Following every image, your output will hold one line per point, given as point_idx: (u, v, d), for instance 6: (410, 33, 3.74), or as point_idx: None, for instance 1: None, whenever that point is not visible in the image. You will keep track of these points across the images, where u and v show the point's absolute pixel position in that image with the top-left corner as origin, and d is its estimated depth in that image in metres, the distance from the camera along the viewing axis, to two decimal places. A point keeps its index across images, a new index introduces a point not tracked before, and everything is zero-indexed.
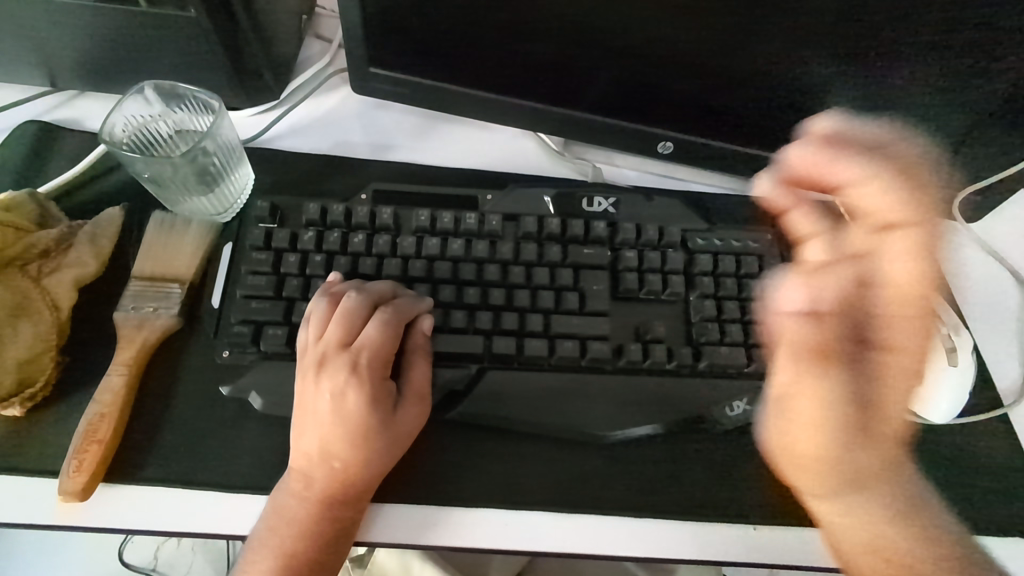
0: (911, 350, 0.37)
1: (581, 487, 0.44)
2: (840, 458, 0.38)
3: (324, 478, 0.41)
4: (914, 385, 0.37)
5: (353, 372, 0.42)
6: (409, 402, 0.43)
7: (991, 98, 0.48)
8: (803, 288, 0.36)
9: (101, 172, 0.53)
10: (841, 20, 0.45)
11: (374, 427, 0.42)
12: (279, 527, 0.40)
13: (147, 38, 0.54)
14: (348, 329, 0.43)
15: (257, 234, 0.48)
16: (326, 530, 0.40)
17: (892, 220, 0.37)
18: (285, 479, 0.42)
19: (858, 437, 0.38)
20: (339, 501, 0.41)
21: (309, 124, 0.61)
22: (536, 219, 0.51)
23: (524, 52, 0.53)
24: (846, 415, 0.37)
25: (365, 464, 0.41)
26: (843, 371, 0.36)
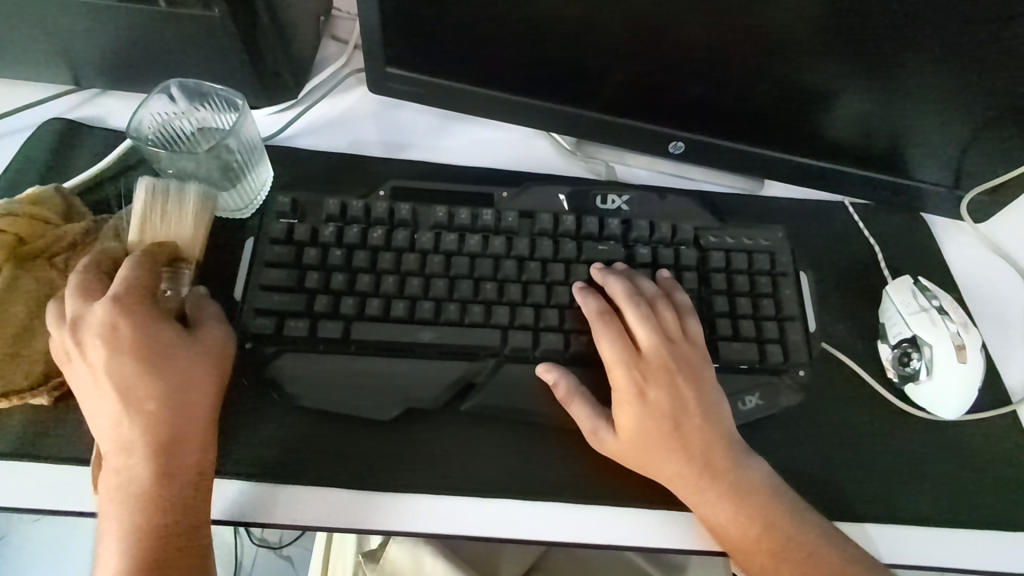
0: (677, 412, 0.45)
1: (595, 477, 0.45)
2: (725, 507, 0.42)
3: (144, 427, 0.39)
4: (694, 435, 0.44)
5: (132, 311, 0.41)
6: (207, 325, 0.44)
7: (998, 98, 0.49)
8: (567, 391, 0.45)
9: (125, 168, 0.55)
10: (851, 20, 0.46)
11: (168, 355, 0.41)
12: (120, 499, 0.38)
13: (170, 38, 0.55)
14: (90, 294, 0.42)
15: (279, 229, 0.49)
16: (176, 485, 0.39)
17: (588, 316, 0.47)
18: (110, 454, 0.40)
19: (729, 483, 0.43)
20: (176, 443, 0.40)
21: (326, 123, 0.62)
22: (551, 216, 0.52)
23: (539, 52, 0.54)
24: (697, 463, 0.43)
25: (175, 397, 0.40)
26: (639, 435, 0.44)
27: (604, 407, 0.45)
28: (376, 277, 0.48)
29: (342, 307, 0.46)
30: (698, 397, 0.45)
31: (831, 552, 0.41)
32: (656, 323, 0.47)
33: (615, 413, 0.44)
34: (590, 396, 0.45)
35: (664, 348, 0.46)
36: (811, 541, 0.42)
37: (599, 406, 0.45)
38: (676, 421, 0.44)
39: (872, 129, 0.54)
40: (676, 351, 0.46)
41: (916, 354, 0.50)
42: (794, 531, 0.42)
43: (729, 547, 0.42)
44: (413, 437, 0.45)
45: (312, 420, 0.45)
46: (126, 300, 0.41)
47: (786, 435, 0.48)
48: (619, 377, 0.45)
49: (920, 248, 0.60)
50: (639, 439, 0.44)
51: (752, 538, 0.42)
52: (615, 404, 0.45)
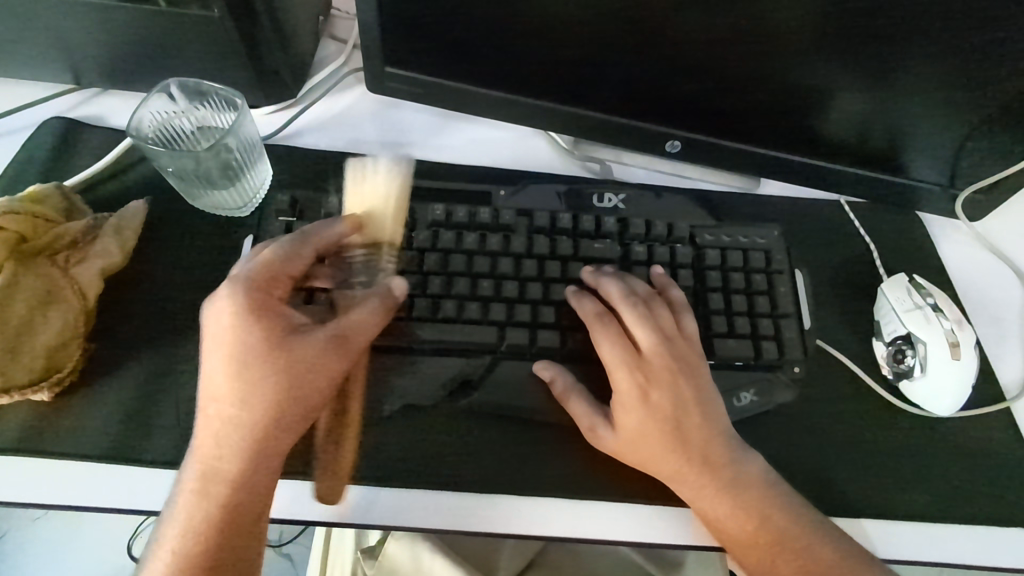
0: (676, 411, 0.45)
1: (591, 472, 0.45)
2: (727, 502, 0.43)
3: (218, 431, 0.40)
4: (692, 434, 0.44)
5: (246, 305, 0.41)
6: (310, 338, 0.42)
7: (992, 97, 0.49)
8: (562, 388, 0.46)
9: (125, 166, 0.55)
10: (846, 20, 0.46)
11: (266, 359, 0.40)
12: (201, 503, 0.39)
13: (170, 37, 0.55)
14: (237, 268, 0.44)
15: (277, 227, 0.49)
16: (224, 502, 0.39)
17: (587, 319, 0.47)
18: (205, 454, 0.40)
19: (731, 480, 0.43)
20: (241, 457, 0.40)
21: (325, 122, 0.62)
22: (548, 214, 0.52)
23: (537, 51, 0.54)
24: (697, 460, 0.44)
25: (246, 406, 0.40)
26: (638, 434, 0.44)
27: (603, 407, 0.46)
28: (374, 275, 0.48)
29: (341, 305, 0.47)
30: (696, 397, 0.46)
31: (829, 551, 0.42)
32: (653, 323, 0.47)
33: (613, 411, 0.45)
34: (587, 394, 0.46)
35: (663, 347, 0.46)
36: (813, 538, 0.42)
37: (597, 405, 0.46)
38: (676, 420, 0.45)
39: (868, 128, 0.54)
40: (674, 349, 0.47)
41: (910, 351, 0.50)
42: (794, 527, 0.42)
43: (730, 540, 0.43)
44: (410, 433, 0.46)
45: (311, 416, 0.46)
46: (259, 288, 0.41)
47: (781, 432, 0.48)
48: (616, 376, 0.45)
49: (916, 246, 0.60)
50: (639, 437, 0.44)
51: (753, 533, 0.42)
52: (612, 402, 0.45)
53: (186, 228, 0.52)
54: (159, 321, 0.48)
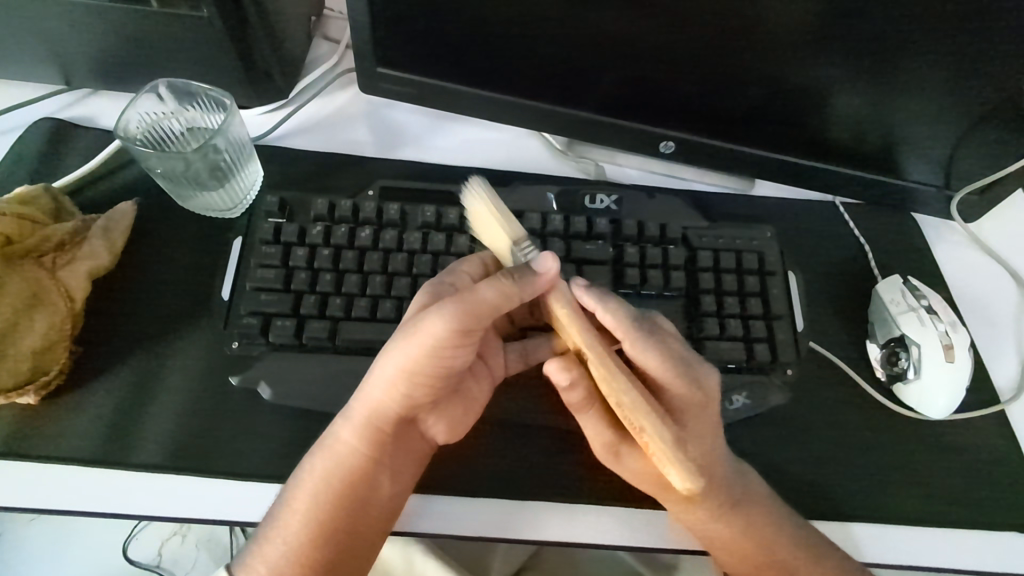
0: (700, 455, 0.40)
1: (582, 476, 0.45)
2: (727, 533, 0.43)
3: (358, 393, 0.41)
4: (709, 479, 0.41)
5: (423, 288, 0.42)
6: (434, 310, 0.39)
7: (987, 97, 0.49)
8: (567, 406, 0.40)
9: (114, 167, 0.55)
10: (839, 20, 0.46)
11: (406, 324, 0.41)
12: (332, 472, 0.40)
13: (160, 38, 0.55)
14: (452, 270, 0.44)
15: (266, 228, 0.49)
16: (348, 459, 0.41)
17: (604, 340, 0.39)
18: (351, 429, 0.41)
19: (737, 517, 0.43)
20: (373, 421, 0.41)
21: (317, 123, 0.62)
22: (539, 215, 0.52)
23: (529, 51, 0.54)
24: (710, 500, 0.42)
25: (379, 370, 0.40)
26: (654, 471, 0.41)
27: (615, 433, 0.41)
28: (363, 277, 0.48)
29: (330, 307, 0.46)
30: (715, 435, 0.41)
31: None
32: (664, 362, 0.40)
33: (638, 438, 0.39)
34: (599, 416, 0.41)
35: (675, 389, 0.40)
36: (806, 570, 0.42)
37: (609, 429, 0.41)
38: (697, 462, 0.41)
39: (863, 128, 0.54)
40: (685, 390, 0.40)
41: (904, 354, 0.50)
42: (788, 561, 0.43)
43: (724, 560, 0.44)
44: None
45: (300, 421, 0.45)
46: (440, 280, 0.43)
47: (775, 436, 0.48)
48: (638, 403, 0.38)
49: (911, 247, 0.60)
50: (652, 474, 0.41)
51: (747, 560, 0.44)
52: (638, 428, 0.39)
53: (175, 230, 0.52)
54: (148, 323, 0.47)
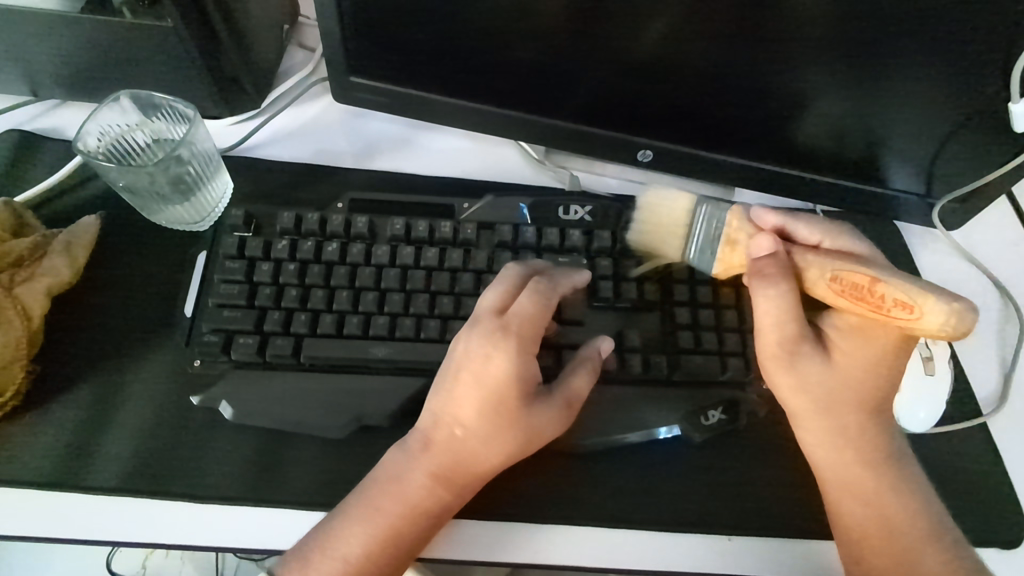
0: (865, 387, 0.42)
1: (552, 495, 0.45)
2: (871, 517, 0.41)
3: (446, 447, 0.41)
4: (864, 428, 0.42)
5: (516, 349, 0.41)
6: (549, 406, 0.42)
7: (967, 104, 0.48)
8: (757, 271, 0.41)
9: (79, 181, 0.54)
10: (813, 27, 0.45)
11: (510, 412, 0.41)
12: (394, 508, 0.40)
13: (126, 48, 0.54)
14: (532, 316, 0.42)
15: (231, 243, 0.48)
16: (436, 506, 0.40)
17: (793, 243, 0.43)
18: (429, 473, 0.41)
19: (884, 499, 0.41)
20: (459, 482, 0.41)
21: (290, 133, 0.61)
22: (511, 227, 0.51)
23: (502, 59, 0.53)
24: (861, 459, 0.42)
25: (486, 445, 0.41)
26: (824, 391, 0.42)
27: (797, 325, 0.41)
28: (330, 292, 0.47)
29: (294, 323, 0.46)
30: (882, 380, 0.42)
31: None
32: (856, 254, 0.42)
33: (863, 290, 0.38)
34: (789, 295, 0.40)
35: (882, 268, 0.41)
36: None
37: (793, 322, 0.41)
38: (863, 401, 0.42)
39: (842, 136, 0.53)
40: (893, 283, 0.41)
41: None
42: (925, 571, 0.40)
43: (853, 553, 0.41)
44: (365, 457, 0.44)
45: (264, 440, 0.44)
46: (526, 336, 0.42)
47: (752, 452, 0.47)
48: (848, 265, 0.39)
49: (893, 256, 0.59)
50: (821, 400, 0.42)
51: (883, 562, 0.40)
52: (851, 277, 0.38)
53: (141, 245, 0.51)
54: (112, 342, 0.47)
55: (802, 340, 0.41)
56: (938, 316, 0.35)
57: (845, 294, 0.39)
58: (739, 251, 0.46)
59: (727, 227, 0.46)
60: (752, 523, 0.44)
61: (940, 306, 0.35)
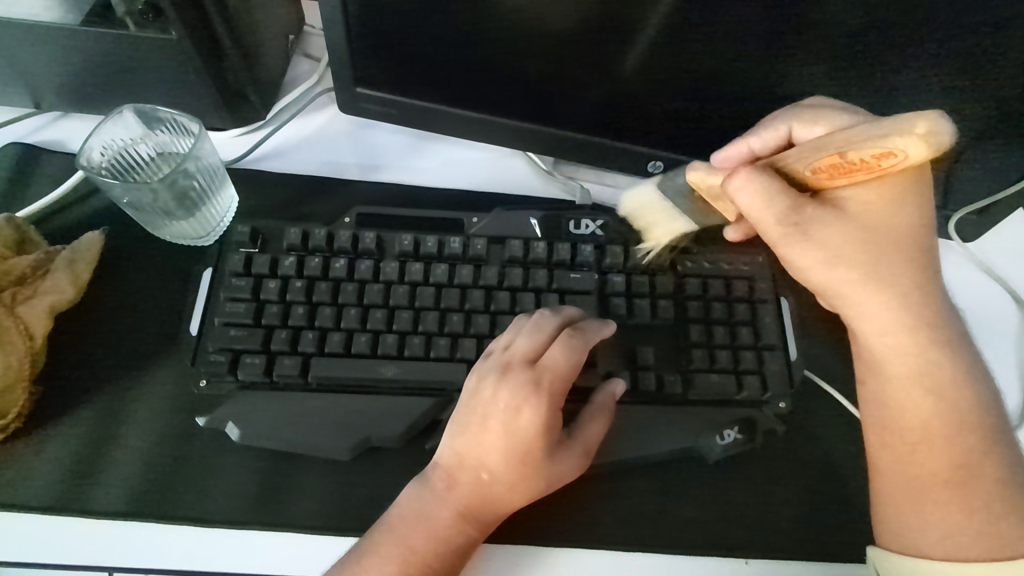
0: (892, 246, 0.41)
1: (564, 516, 0.44)
2: (939, 415, 0.41)
3: (471, 490, 0.40)
4: (914, 292, 0.41)
5: (545, 405, 0.41)
6: (570, 459, 0.41)
7: (986, 115, 0.47)
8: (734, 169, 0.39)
9: (82, 196, 0.53)
10: (831, 37, 0.44)
11: (537, 463, 0.40)
12: (422, 543, 0.39)
13: (130, 60, 0.53)
14: (563, 371, 0.42)
15: (237, 260, 0.47)
16: (462, 544, 0.40)
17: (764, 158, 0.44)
18: (452, 510, 0.40)
19: (947, 400, 0.41)
20: (480, 520, 0.40)
21: (294, 144, 0.60)
22: (522, 243, 0.50)
23: (511, 70, 0.52)
24: (926, 345, 0.41)
25: (512, 490, 0.40)
26: (858, 255, 0.40)
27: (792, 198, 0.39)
28: (338, 310, 0.46)
29: (302, 343, 0.45)
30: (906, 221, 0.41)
31: (1007, 515, 0.39)
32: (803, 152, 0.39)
33: (842, 163, 0.34)
34: (770, 178, 0.38)
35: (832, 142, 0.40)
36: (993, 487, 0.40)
37: (787, 200, 0.39)
38: (907, 260, 0.41)
39: None
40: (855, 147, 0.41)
41: None
42: (983, 480, 0.40)
43: (912, 492, 0.40)
44: (373, 479, 0.43)
45: (270, 462, 0.43)
46: (555, 389, 0.41)
47: (768, 472, 0.46)
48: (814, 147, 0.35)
49: None
50: (831, 252, 0.40)
51: (944, 489, 0.40)
52: (826, 158, 0.35)
53: (145, 261, 0.50)
54: (115, 360, 0.46)
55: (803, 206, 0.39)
56: (915, 148, 0.29)
57: (834, 174, 0.36)
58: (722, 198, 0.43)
59: (694, 186, 0.44)
60: (769, 546, 0.43)
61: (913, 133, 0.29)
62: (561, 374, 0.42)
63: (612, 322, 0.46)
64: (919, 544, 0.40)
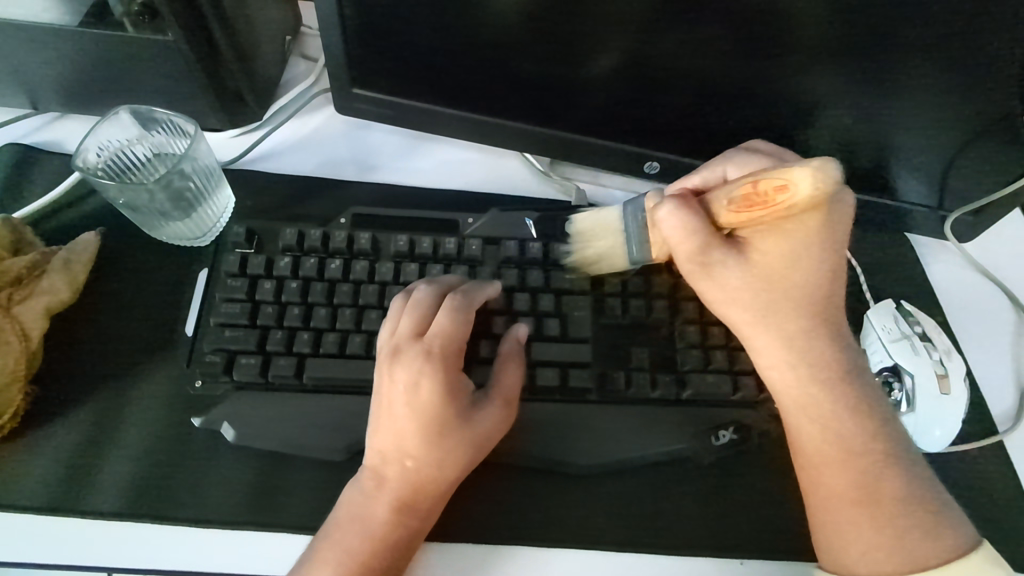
0: (786, 281, 0.41)
1: (558, 516, 0.44)
2: (827, 440, 0.41)
3: (398, 472, 0.40)
4: (807, 333, 0.41)
5: (438, 371, 0.41)
6: (483, 416, 0.42)
7: (982, 116, 0.47)
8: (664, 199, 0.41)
9: (78, 197, 0.53)
10: (825, 38, 0.44)
11: (447, 428, 0.41)
12: (359, 534, 0.39)
13: (127, 62, 0.53)
14: (449, 338, 0.43)
15: (232, 261, 0.47)
16: (404, 538, 0.39)
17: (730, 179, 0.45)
18: (385, 497, 0.40)
19: (841, 422, 0.41)
20: (410, 503, 0.40)
21: (291, 145, 0.60)
22: (517, 243, 0.50)
23: (507, 71, 0.52)
24: (811, 372, 0.41)
25: (441, 467, 0.40)
26: (750, 289, 0.41)
27: (707, 238, 0.40)
28: (333, 311, 0.46)
29: (297, 343, 0.45)
30: (812, 275, 0.41)
31: (915, 529, 0.39)
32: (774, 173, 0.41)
33: (751, 196, 0.37)
34: (692, 216, 0.40)
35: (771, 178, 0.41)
36: (901, 508, 0.39)
37: (704, 235, 0.40)
38: (802, 299, 0.41)
39: (855, 147, 0.52)
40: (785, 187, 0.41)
41: (897, 385, 0.48)
42: (885, 497, 0.39)
43: (832, 514, 0.40)
44: None
45: (267, 462, 0.43)
46: (443, 356, 0.42)
47: (763, 472, 0.46)
48: (736, 182, 0.38)
49: (906, 269, 0.57)
50: (739, 292, 0.41)
51: (855, 513, 0.39)
52: (738, 192, 0.38)
53: (141, 262, 0.50)
54: (110, 361, 0.46)
55: (719, 249, 0.40)
56: (807, 180, 0.33)
57: (741, 208, 0.38)
58: (661, 228, 0.45)
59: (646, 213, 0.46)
60: (764, 546, 0.43)
61: (808, 171, 0.34)
62: (448, 342, 0.42)
63: (497, 282, 0.47)
64: (841, 562, 0.39)
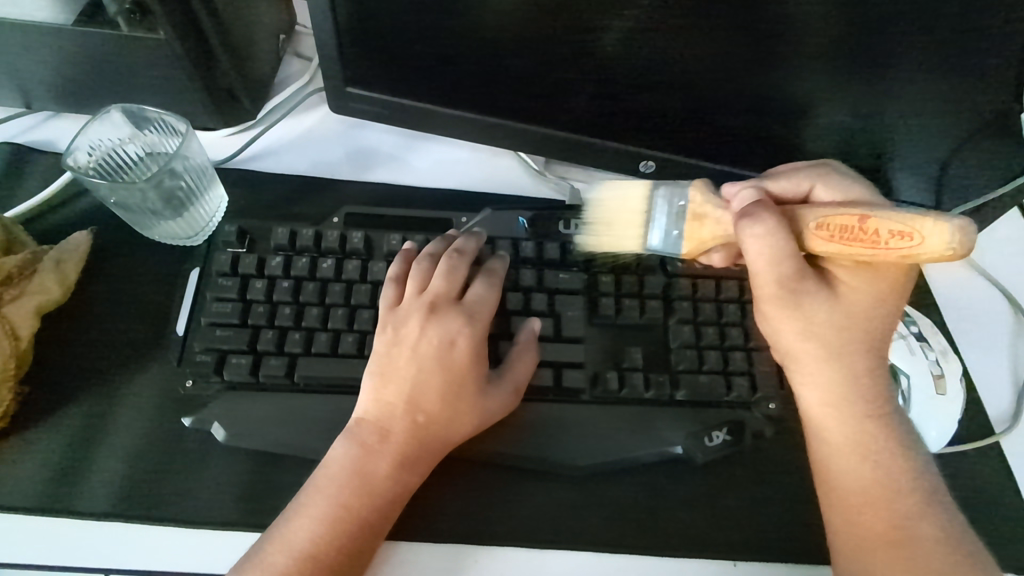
0: (862, 324, 0.40)
1: (550, 517, 0.43)
2: (866, 478, 0.40)
3: (404, 427, 0.41)
4: (867, 374, 0.40)
5: (472, 331, 0.44)
6: (495, 386, 0.43)
7: (977, 115, 0.47)
8: (743, 215, 0.40)
9: (71, 196, 0.53)
10: (820, 35, 0.44)
11: (466, 389, 0.42)
12: (348, 482, 0.39)
13: (120, 60, 0.53)
14: (482, 301, 0.45)
15: (223, 260, 0.47)
16: (396, 493, 0.40)
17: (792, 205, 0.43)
18: (385, 450, 0.40)
19: (883, 462, 0.40)
20: (405, 461, 0.41)
21: (285, 144, 0.60)
22: (511, 242, 0.50)
23: (501, 70, 0.52)
24: (861, 411, 0.40)
25: (451, 426, 0.42)
26: (825, 325, 0.40)
27: (794, 264, 0.39)
28: (324, 310, 0.46)
29: (288, 343, 0.44)
30: (882, 318, 0.41)
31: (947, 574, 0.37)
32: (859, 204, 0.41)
33: (856, 230, 0.37)
34: (779, 234, 0.38)
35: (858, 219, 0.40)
36: (934, 550, 0.37)
37: (792, 259, 0.39)
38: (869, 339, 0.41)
39: (851, 146, 0.51)
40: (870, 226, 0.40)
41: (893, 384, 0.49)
42: (919, 537, 0.38)
43: (855, 542, 0.39)
44: None
45: (256, 463, 0.43)
46: (478, 317, 0.45)
47: (756, 473, 0.46)
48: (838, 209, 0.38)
49: None
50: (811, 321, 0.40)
51: (879, 539, 0.38)
52: (841, 220, 0.38)
53: (134, 261, 0.50)
54: (101, 360, 0.46)
55: (802, 276, 0.39)
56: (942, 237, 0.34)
57: (838, 238, 0.37)
58: (709, 224, 0.44)
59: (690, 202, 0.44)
60: (758, 547, 0.43)
61: (942, 227, 0.34)
62: (481, 303, 0.45)
63: (505, 254, 0.49)
64: None
